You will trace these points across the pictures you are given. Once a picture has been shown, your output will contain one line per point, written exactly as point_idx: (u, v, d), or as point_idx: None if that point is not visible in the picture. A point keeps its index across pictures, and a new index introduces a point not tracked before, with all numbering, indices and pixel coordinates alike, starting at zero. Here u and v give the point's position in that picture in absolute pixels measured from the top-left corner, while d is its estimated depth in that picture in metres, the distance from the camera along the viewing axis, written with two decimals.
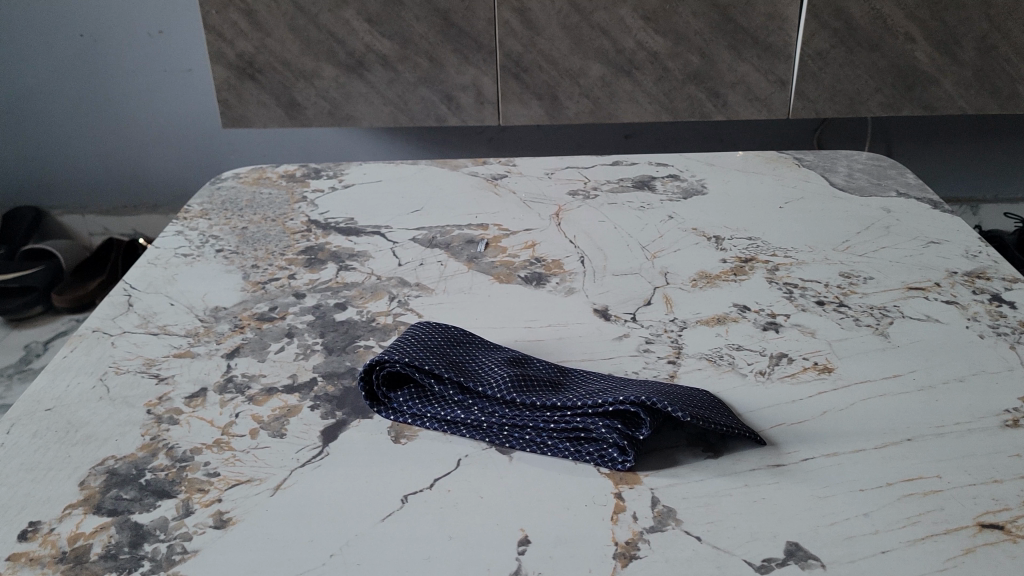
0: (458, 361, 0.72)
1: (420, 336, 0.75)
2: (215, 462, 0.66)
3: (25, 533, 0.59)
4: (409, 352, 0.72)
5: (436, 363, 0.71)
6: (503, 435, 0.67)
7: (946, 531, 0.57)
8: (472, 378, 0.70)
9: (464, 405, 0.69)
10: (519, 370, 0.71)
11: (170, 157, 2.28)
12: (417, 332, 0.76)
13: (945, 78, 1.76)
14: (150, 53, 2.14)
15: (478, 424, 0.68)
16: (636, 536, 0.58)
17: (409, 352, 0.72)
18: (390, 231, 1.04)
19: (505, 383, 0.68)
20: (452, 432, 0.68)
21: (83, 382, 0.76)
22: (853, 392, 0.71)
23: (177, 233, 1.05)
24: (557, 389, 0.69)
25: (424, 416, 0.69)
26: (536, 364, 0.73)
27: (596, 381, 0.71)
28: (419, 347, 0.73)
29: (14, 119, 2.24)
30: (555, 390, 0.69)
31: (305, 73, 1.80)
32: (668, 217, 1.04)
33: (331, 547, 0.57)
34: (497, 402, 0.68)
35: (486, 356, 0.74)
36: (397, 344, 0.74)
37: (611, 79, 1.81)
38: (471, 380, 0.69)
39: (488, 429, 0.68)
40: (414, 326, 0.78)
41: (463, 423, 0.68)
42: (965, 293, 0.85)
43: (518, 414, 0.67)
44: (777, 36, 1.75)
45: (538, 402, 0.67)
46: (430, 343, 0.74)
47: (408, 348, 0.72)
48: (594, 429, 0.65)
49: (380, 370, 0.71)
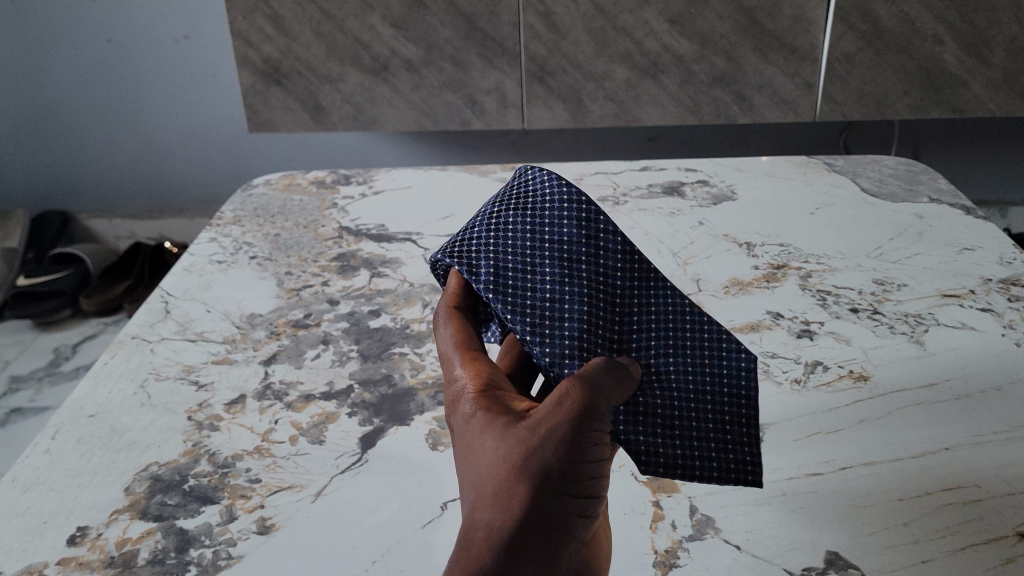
0: (599, 274, 0.58)
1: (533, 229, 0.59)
2: (257, 468, 0.67)
3: (74, 538, 0.61)
4: (542, 255, 0.58)
5: (524, 272, 0.58)
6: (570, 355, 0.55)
7: (986, 541, 0.57)
8: (573, 285, 0.57)
9: (551, 311, 0.56)
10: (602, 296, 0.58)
11: (195, 160, 2.46)
12: (533, 210, 0.60)
13: (973, 80, 1.84)
14: (176, 58, 2.31)
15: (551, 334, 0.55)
16: (675, 545, 0.58)
17: (539, 254, 0.58)
18: (421, 237, 1.05)
19: (567, 304, 0.56)
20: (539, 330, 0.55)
21: (124, 389, 0.77)
22: (890, 401, 0.71)
23: (211, 241, 1.06)
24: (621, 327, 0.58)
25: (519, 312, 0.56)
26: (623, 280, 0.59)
27: (702, 373, 0.58)
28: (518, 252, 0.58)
29: (48, 122, 2.43)
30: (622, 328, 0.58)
31: (330, 77, 1.92)
32: (698, 223, 1.04)
33: (372, 554, 0.58)
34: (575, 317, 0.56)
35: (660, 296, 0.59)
36: (546, 223, 0.59)
37: (637, 83, 1.91)
38: (555, 298, 0.57)
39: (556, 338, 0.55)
40: (527, 197, 0.61)
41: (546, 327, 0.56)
42: (1001, 301, 0.85)
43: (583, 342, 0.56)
44: (804, 38, 1.83)
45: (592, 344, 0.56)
46: (593, 243, 0.59)
47: (554, 244, 0.59)
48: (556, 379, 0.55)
49: (480, 241, 0.59)
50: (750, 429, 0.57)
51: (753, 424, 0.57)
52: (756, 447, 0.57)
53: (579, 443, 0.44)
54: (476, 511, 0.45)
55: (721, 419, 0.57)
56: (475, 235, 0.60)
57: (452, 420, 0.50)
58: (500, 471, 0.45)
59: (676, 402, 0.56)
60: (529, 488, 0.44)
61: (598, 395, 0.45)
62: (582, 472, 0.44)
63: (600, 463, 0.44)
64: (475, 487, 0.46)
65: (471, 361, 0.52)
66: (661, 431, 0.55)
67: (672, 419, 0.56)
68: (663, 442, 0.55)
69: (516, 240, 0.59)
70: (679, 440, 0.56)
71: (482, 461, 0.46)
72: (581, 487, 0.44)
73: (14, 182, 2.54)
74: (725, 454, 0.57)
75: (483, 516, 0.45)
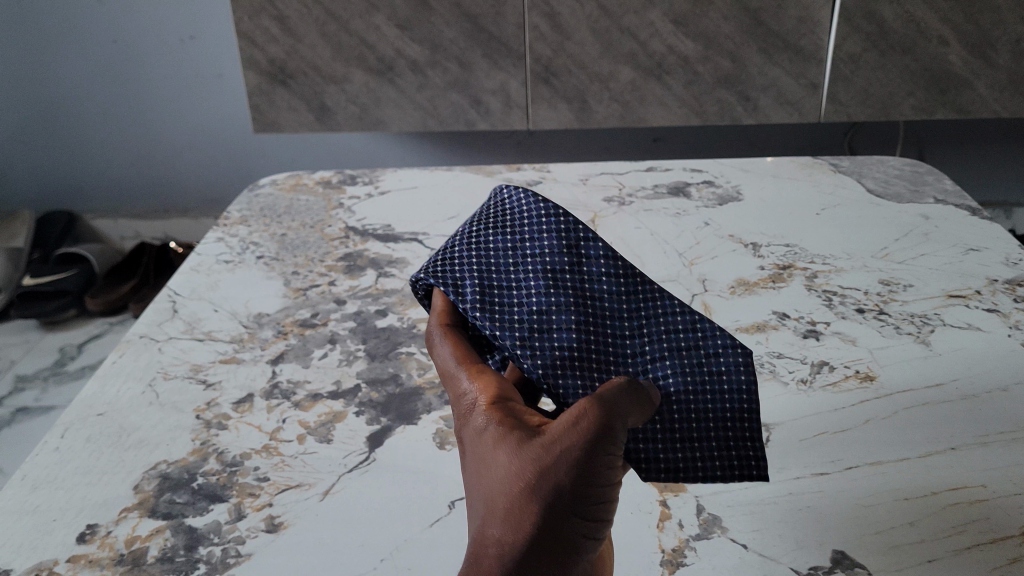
0: (584, 281, 0.59)
1: (514, 247, 0.60)
2: (265, 467, 0.67)
3: (84, 535, 0.61)
4: (525, 269, 0.59)
5: (509, 288, 0.59)
6: (559, 366, 0.56)
7: (993, 540, 0.58)
8: (556, 296, 0.58)
9: (538, 324, 0.57)
10: (589, 302, 0.58)
11: (200, 160, 2.47)
12: (514, 228, 0.61)
13: (979, 81, 1.84)
14: (181, 58, 2.31)
15: (539, 347, 0.56)
16: (682, 544, 0.58)
17: (522, 270, 0.59)
18: (427, 237, 1.05)
19: (553, 314, 0.57)
20: (526, 345, 0.56)
21: (133, 388, 0.77)
22: (896, 401, 0.71)
23: (218, 240, 1.07)
24: (613, 332, 0.58)
25: (505, 328, 0.57)
26: (610, 284, 0.59)
27: (699, 370, 0.56)
28: (501, 270, 0.59)
29: (53, 122, 2.44)
30: (614, 333, 0.58)
31: (335, 78, 1.93)
32: (704, 224, 1.04)
33: (380, 552, 0.59)
34: (563, 329, 0.57)
35: (648, 296, 0.59)
36: (528, 238, 0.60)
37: (642, 83, 1.91)
38: (541, 312, 0.57)
39: (544, 352, 0.56)
40: (509, 213, 0.62)
41: (533, 341, 0.56)
42: (1006, 301, 0.85)
43: (573, 352, 0.56)
44: (809, 40, 1.83)
45: (581, 352, 0.56)
46: (577, 252, 0.59)
47: (537, 259, 0.59)
48: (550, 390, 0.55)
49: (464, 262, 0.60)
50: (751, 422, 0.57)
51: (753, 417, 0.56)
52: (758, 442, 0.57)
53: (592, 467, 0.43)
54: (486, 526, 0.46)
55: (721, 417, 0.56)
56: (458, 255, 0.60)
57: (463, 431, 0.50)
58: (510, 488, 0.45)
59: (672, 404, 0.55)
60: (541, 510, 0.44)
61: (614, 413, 0.44)
62: (593, 494, 0.44)
63: (611, 485, 0.44)
64: (485, 501, 0.47)
65: (479, 373, 0.52)
66: (663, 438, 0.56)
67: (670, 423, 0.55)
68: (663, 448, 0.56)
69: (499, 257, 0.60)
70: (680, 443, 0.56)
71: (494, 475, 0.46)
72: (590, 509, 0.44)
73: (19, 182, 2.55)
74: (727, 451, 0.57)
75: (494, 532, 0.45)
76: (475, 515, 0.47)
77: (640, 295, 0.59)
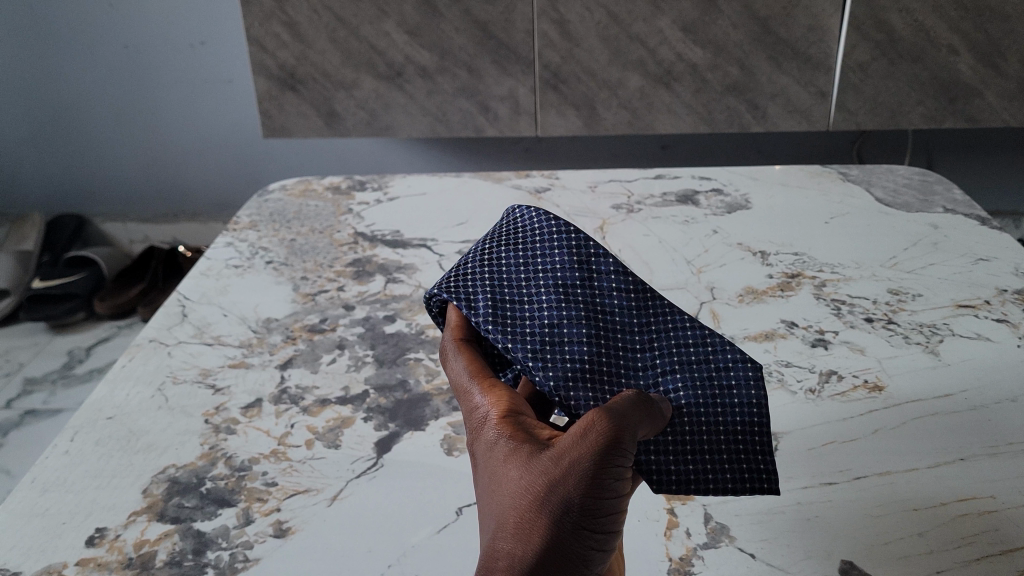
0: (596, 295, 0.59)
1: (526, 262, 0.61)
2: (273, 472, 0.67)
3: (93, 539, 0.61)
4: (537, 284, 0.59)
5: (521, 301, 0.59)
6: (573, 377, 0.55)
7: (1003, 552, 0.58)
8: (569, 309, 0.58)
9: (550, 336, 0.57)
10: (601, 316, 0.58)
11: (209, 164, 2.48)
12: (525, 245, 0.62)
13: (988, 90, 1.84)
14: (192, 64, 2.32)
15: (551, 359, 0.56)
16: (689, 552, 0.58)
17: (533, 284, 0.59)
18: (436, 243, 1.05)
19: (565, 326, 0.57)
20: (538, 356, 0.56)
21: (142, 392, 0.78)
22: (905, 412, 0.71)
23: (228, 245, 1.07)
24: (624, 345, 0.58)
25: (519, 340, 0.57)
26: (622, 300, 0.59)
27: (710, 384, 0.57)
28: (513, 284, 0.60)
29: (64, 126, 2.45)
30: (625, 345, 0.58)
31: (344, 84, 1.94)
32: (712, 232, 1.04)
33: (388, 558, 0.59)
34: (575, 340, 0.57)
35: (659, 311, 0.59)
36: (540, 256, 0.61)
37: (650, 91, 1.91)
38: (554, 324, 0.58)
39: (557, 363, 0.56)
40: (519, 232, 0.62)
41: (545, 352, 0.56)
42: (1017, 311, 0.85)
43: (585, 363, 0.56)
44: (818, 48, 1.83)
45: (594, 364, 0.56)
46: (588, 269, 0.60)
47: (548, 274, 0.60)
48: (561, 403, 0.55)
49: (475, 276, 0.60)
50: (762, 436, 0.56)
51: (764, 431, 0.56)
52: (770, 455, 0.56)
53: (602, 479, 0.44)
54: (495, 541, 0.45)
55: (732, 429, 0.56)
56: (469, 272, 0.61)
57: (475, 445, 0.50)
58: (522, 502, 0.45)
59: (683, 417, 0.55)
60: (551, 521, 0.44)
61: (624, 427, 0.45)
62: (603, 507, 0.44)
63: (619, 499, 0.44)
64: (496, 516, 0.46)
65: (491, 388, 0.52)
66: (675, 449, 0.55)
67: (680, 435, 0.55)
68: (675, 459, 0.55)
69: (510, 273, 0.60)
70: (692, 456, 0.55)
71: (505, 490, 0.46)
72: (601, 523, 0.44)
73: (30, 184, 2.57)
74: (739, 464, 0.56)
75: (504, 546, 0.45)
76: (486, 531, 0.47)
77: (651, 310, 0.59)
